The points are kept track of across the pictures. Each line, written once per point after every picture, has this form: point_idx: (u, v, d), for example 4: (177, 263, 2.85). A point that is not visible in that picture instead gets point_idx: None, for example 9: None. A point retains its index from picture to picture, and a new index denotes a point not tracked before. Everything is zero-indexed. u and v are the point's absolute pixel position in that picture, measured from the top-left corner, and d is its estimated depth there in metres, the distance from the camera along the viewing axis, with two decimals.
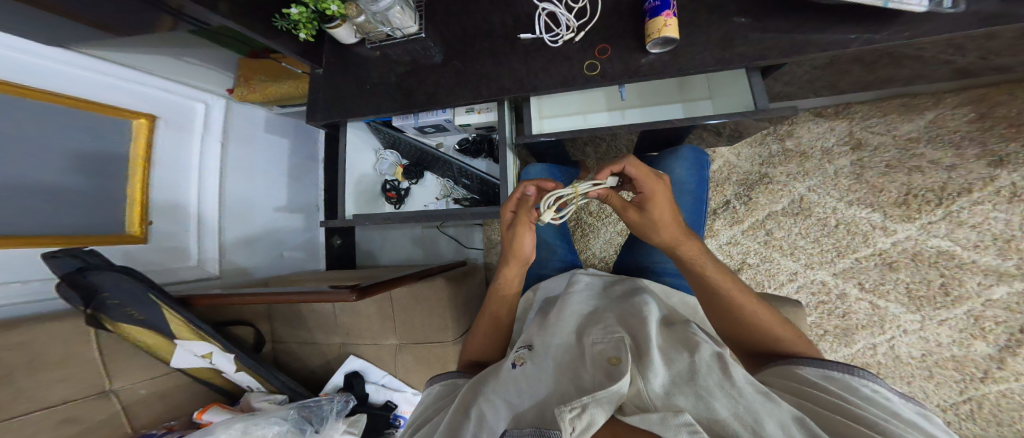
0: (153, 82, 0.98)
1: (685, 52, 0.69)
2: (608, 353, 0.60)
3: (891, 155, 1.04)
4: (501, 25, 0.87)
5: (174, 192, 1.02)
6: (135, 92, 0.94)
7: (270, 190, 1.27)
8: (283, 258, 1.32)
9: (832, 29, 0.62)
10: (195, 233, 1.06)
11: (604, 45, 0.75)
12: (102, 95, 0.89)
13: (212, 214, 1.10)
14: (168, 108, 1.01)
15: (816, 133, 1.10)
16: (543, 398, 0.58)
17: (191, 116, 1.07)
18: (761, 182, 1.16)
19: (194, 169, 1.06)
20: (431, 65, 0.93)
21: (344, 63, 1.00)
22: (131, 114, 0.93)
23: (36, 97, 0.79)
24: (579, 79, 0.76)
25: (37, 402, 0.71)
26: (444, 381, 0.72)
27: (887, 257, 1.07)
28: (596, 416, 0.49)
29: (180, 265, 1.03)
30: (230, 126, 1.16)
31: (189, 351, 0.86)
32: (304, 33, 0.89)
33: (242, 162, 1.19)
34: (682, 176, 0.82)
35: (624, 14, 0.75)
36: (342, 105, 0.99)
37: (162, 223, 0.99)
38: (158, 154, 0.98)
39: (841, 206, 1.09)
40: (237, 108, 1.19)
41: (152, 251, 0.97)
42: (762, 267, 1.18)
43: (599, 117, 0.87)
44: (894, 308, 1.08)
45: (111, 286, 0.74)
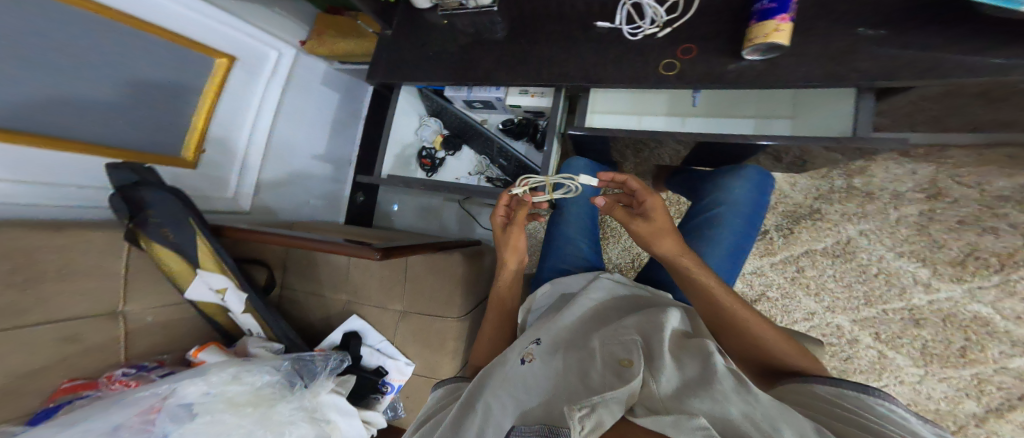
0: (242, 27, 0.96)
1: (786, 62, 0.64)
2: (618, 353, 0.59)
3: (968, 211, 0.98)
4: (572, 8, 0.83)
5: (229, 128, 1.01)
6: (225, 33, 0.92)
7: (312, 140, 1.25)
8: (308, 206, 1.31)
9: (994, 52, 0.55)
10: (238, 169, 1.05)
11: (688, 46, 0.71)
12: (195, 32, 0.87)
13: (258, 155, 1.09)
14: (248, 52, 1.00)
15: (892, 175, 1.03)
16: (552, 396, 0.56)
17: (265, 61, 1.06)
18: (811, 217, 1.09)
19: (252, 109, 1.05)
20: (493, 41, 0.90)
21: (413, 27, 0.98)
22: (216, 53, 0.92)
23: (139, 27, 0.78)
24: (652, 78, 0.72)
25: (54, 314, 0.71)
26: (447, 384, 0.70)
27: (916, 313, 1.03)
28: (604, 417, 0.46)
29: (218, 195, 1.02)
30: (293, 73, 1.14)
31: (206, 284, 0.85)
32: None
33: (295, 109, 1.17)
34: (738, 202, 0.79)
35: (719, 14, 0.70)
36: (402, 68, 0.98)
37: (214, 153, 0.99)
38: (228, 93, 0.98)
39: (889, 256, 1.04)
40: (304, 60, 1.17)
41: (199, 177, 0.97)
42: (781, 302, 1.13)
43: (654, 121, 0.85)
44: (902, 360, 1.05)
45: (157, 204, 0.75)
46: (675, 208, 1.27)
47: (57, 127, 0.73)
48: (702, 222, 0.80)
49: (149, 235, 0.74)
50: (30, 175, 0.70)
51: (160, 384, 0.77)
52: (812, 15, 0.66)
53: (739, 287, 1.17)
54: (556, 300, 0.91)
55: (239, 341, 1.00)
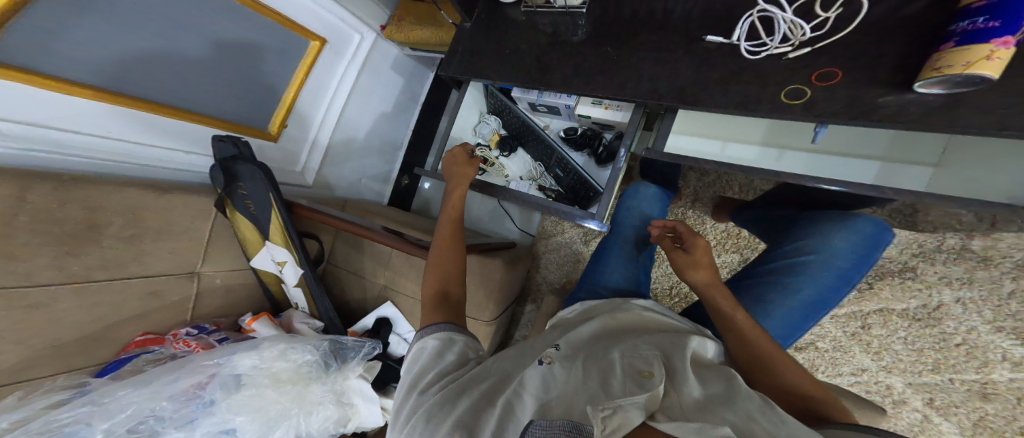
0: (337, 10, 0.96)
1: (999, 101, 0.45)
2: (636, 364, 0.53)
3: None
4: (682, 19, 0.74)
5: (308, 106, 1.01)
6: (322, 17, 0.93)
7: (375, 122, 1.23)
8: (361, 185, 1.29)
9: None
10: (309, 145, 1.05)
11: (830, 70, 0.56)
12: (298, 16, 0.87)
13: (328, 134, 1.08)
14: (337, 35, 0.99)
15: (1021, 242, 0.87)
16: (569, 391, 0.49)
17: (349, 45, 1.05)
18: (901, 274, 0.96)
19: (331, 89, 1.05)
20: (571, 43, 0.83)
21: (493, 21, 0.93)
22: (312, 36, 0.92)
23: (257, 10, 0.79)
24: (766, 105, 0.59)
25: (142, 269, 0.73)
26: (438, 334, 0.61)
27: (989, 388, 0.94)
28: (630, 415, 0.41)
29: (289, 169, 1.02)
30: (370, 58, 1.12)
31: (272, 255, 0.84)
32: None
33: (367, 91, 1.16)
34: (839, 251, 0.69)
35: (893, 32, 0.53)
36: (478, 63, 0.92)
37: (293, 129, 1.00)
38: (316, 74, 0.98)
39: (983, 329, 0.92)
40: (382, 45, 1.15)
41: (277, 151, 0.97)
42: (830, 354, 1.05)
43: (746, 148, 0.70)
44: (946, 427, 0.99)
45: (248, 179, 0.75)
46: (730, 241, 1.21)
47: (167, 94, 0.74)
48: (771, 271, 0.73)
49: (236, 203, 0.76)
50: (134, 134, 0.72)
51: (214, 355, 0.74)
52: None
53: None
54: (571, 315, 0.84)
55: (286, 312, 0.99)
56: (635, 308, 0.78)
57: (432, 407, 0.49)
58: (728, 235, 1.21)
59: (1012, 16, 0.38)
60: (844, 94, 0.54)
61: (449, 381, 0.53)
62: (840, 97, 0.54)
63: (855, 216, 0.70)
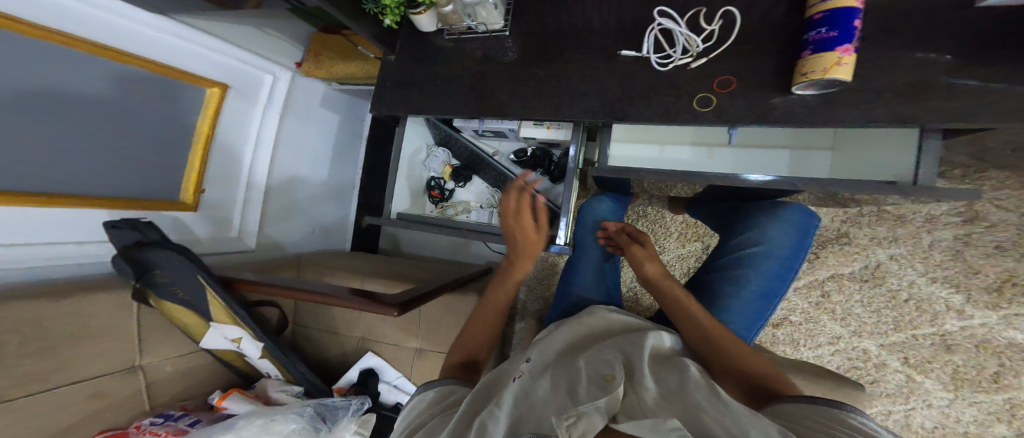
0: (233, 53, 0.88)
1: (872, 83, 0.50)
2: (599, 370, 0.53)
3: (1008, 234, 0.81)
4: (594, 29, 0.75)
5: (229, 165, 0.94)
6: (217, 61, 0.84)
7: (314, 167, 1.18)
8: (314, 235, 1.24)
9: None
10: (243, 205, 0.99)
11: (728, 76, 0.60)
12: (184, 64, 0.79)
13: (259, 189, 1.02)
14: (242, 79, 0.91)
15: None
16: (541, 405, 0.47)
17: (259, 88, 0.97)
18: (840, 241, 0.94)
19: (251, 140, 0.98)
20: (503, 64, 0.79)
21: (416, 50, 0.84)
22: (208, 82, 0.83)
23: (124, 60, 0.70)
24: (685, 114, 0.62)
25: (70, 375, 0.66)
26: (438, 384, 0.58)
27: (950, 339, 0.90)
28: (595, 417, 0.41)
29: (222, 236, 0.96)
30: (291, 101, 1.05)
31: (223, 333, 0.79)
32: (390, 20, 0.74)
33: (296, 138, 1.09)
34: (779, 241, 0.73)
35: (774, 34, 0.58)
36: (410, 97, 0.83)
37: (214, 192, 0.93)
38: (224, 126, 0.90)
39: (923, 281, 0.89)
40: (303, 83, 1.07)
41: (202, 219, 0.91)
42: (805, 327, 1.00)
43: (680, 152, 0.74)
44: (932, 384, 0.93)
45: (165, 264, 0.67)
46: (690, 231, 1.25)
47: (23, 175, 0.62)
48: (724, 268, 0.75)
49: (159, 293, 0.68)
50: None
51: None
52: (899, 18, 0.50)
53: None
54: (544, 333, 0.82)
55: (260, 382, 0.94)
56: (605, 317, 0.78)
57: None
58: (687, 226, 1.25)
59: (843, 26, 0.45)
60: (744, 97, 0.58)
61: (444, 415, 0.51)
62: (742, 100, 0.58)
63: (785, 206, 0.74)
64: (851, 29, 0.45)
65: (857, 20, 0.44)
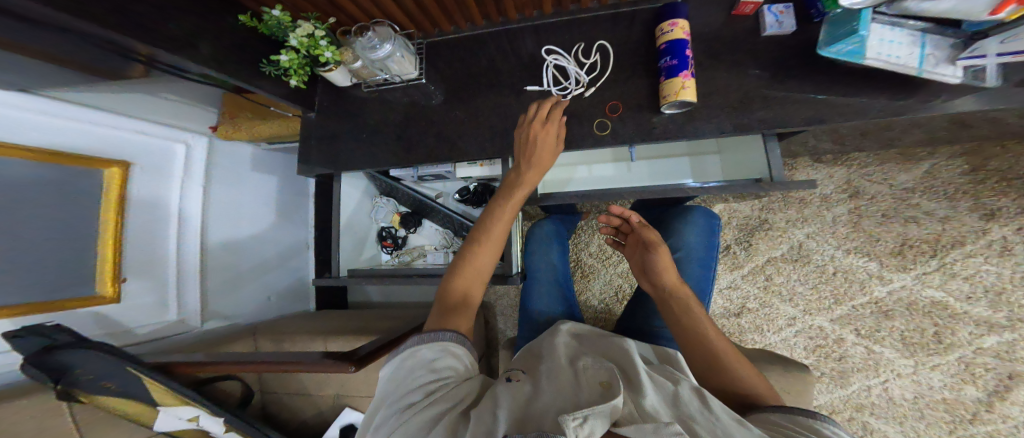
0: (123, 124, 0.76)
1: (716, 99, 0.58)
2: (592, 370, 0.47)
3: (887, 204, 0.88)
4: (493, 61, 0.77)
5: (149, 248, 0.81)
6: (102, 137, 0.73)
7: (260, 234, 1.04)
8: (273, 305, 1.09)
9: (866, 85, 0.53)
10: (176, 286, 0.86)
11: (615, 102, 0.66)
12: (61, 143, 0.68)
13: (193, 266, 0.88)
14: (145, 152, 0.80)
15: None
16: (534, 406, 0.41)
17: (170, 160, 0.85)
18: (762, 227, 0.98)
19: (171, 216, 0.85)
20: (431, 108, 0.78)
21: (338, 106, 0.83)
22: (102, 162, 0.71)
23: None
24: (587, 139, 0.67)
25: None
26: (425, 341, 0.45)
27: (883, 306, 0.90)
28: (600, 422, 0.38)
29: (158, 322, 0.84)
30: (214, 168, 0.93)
31: (177, 416, 0.74)
32: (296, 80, 0.71)
33: (228, 206, 0.96)
34: (693, 243, 0.79)
35: (641, 63, 0.66)
36: (336, 149, 0.82)
37: (137, 279, 0.79)
38: (133, 205, 0.77)
39: (839, 254, 0.92)
40: (223, 148, 0.96)
41: (127, 309, 0.78)
42: (761, 313, 0.98)
43: (604, 169, 0.80)
44: (889, 353, 0.89)
45: (82, 362, 0.63)
46: None
47: None
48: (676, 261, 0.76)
49: (85, 389, 0.65)
50: None
51: None
52: (730, 44, 0.59)
53: (717, 304, 1.01)
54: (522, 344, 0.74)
55: None
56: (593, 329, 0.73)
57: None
58: None
59: (679, 55, 0.55)
60: (631, 120, 0.64)
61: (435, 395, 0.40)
62: (629, 122, 0.64)
63: (690, 209, 0.82)
64: (686, 56, 0.55)
65: (688, 50, 0.56)
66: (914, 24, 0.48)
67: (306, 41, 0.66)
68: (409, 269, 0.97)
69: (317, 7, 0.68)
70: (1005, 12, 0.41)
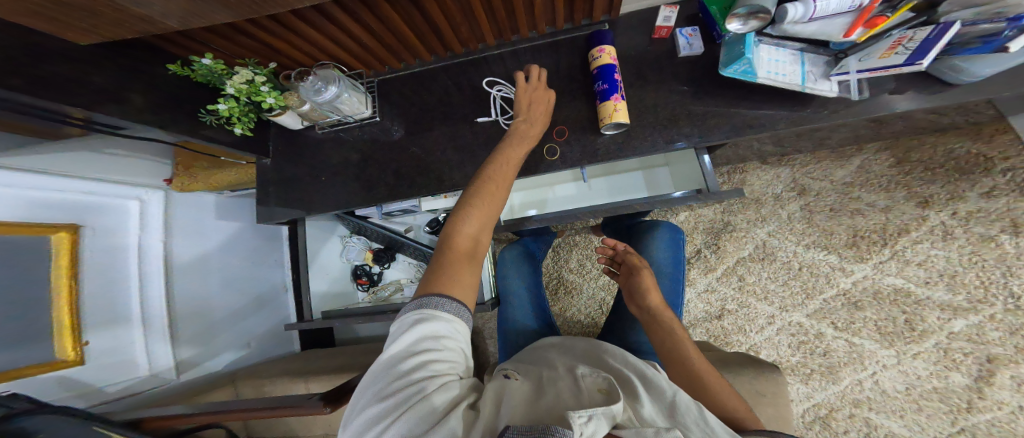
0: (73, 185, 0.74)
1: (639, 128, 0.64)
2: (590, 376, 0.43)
3: (833, 198, 0.93)
4: (443, 93, 0.80)
5: (111, 305, 0.78)
6: (52, 203, 0.70)
7: (229, 281, 1.03)
8: (247, 353, 1.07)
9: (768, 104, 0.59)
10: (143, 340, 0.83)
11: (561, 127, 0.68)
12: (10, 213, 0.65)
13: (160, 318, 0.86)
14: (98, 213, 0.78)
15: None
16: (533, 413, 0.37)
17: (125, 218, 0.83)
18: (726, 229, 1.01)
19: (133, 273, 0.83)
20: (393, 141, 0.81)
21: (296, 149, 0.85)
22: (50, 229, 0.69)
23: None
24: (538, 165, 0.68)
25: None
26: (427, 309, 0.40)
27: (852, 296, 0.91)
28: (604, 421, 0.34)
29: (132, 379, 0.81)
30: (173, 220, 0.92)
31: None
32: (240, 128, 0.74)
33: (193, 257, 0.95)
34: (660, 258, 0.81)
35: (577, 89, 0.69)
36: (300, 192, 0.84)
37: (102, 338, 0.76)
38: (87, 267, 0.75)
39: (800, 249, 0.95)
40: (181, 199, 0.95)
41: (94, 371, 0.75)
42: (740, 314, 0.98)
43: (566, 189, 0.81)
44: (869, 344, 0.89)
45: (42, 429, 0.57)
46: None
47: None
48: None
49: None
50: None
51: None
52: (647, 76, 0.66)
53: (698, 309, 1.01)
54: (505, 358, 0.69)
55: None
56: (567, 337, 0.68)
57: (411, 421, 0.32)
58: None
59: (608, 79, 0.60)
60: (576, 143, 0.67)
61: (441, 377, 0.37)
62: (575, 145, 0.67)
63: (656, 226, 0.84)
64: (615, 80, 0.60)
65: (617, 74, 0.61)
66: (793, 45, 0.56)
67: (245, 88, 0.68)
68: (383, 304, 0.96)
69: (256, 53, 0.69)
70: (856, 35, 0.51)
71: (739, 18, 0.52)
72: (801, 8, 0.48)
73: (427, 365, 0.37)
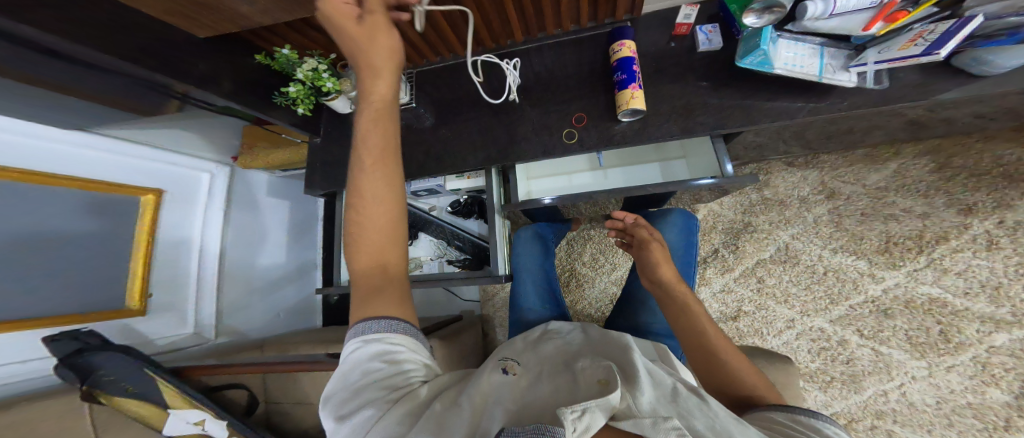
0: (161, 157, 0.84)
1: (654, 119, 0.64)
2: (590, 369, 0.40)
3: (864, 202, 0.89)
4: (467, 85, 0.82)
5: (175, 263, 0.86)
6: (141, 169, 0.80)
7: (269, 252, 1.12)
8: (278, 320, 1.15)
9: (787, 96, 0.58)
10: (195, 297, 0.91)
11: (580, 114, 0.70)
12: (114, 175, 0.76)
13: (212, 279, 0.94)
14: (175, 181, 0.87)
15: None
16: (519, 411, 0.34)
17: (196, 187, 0.92)
18: (746, 230, 0.99)
19: (195, 238, 0.91)
20: (422, 131, 0.82)
21: (334, 131, 0.91)
22: (141, 190, 0.79)
23: (45, 182, 0.66)
24: (558, 148, 0.70)
25: None
26: (367, 334, 0.39)
27: (880, 304, 0.87)
28: (599, 414, 0.32)
29: (177, 334, 0.87)
30: (234, 194, 1.02)
31: (184, 419, 0.70)
32: (304, 109, 0.78)
33: (244, 228, 1.05)
34: (671, 242, 0.79)
35: (595, 80, 0.71)
36: (335, 171, 0.90)
37: (163, 293, 0.84)
38: (164, 229, 0.84)
39: (827, 253, 0.91)
40: (241, 176, 1.05)
41: (152, 323, 0.82)
42: (758, 316, 0.96)
43: (582, 178, 0.82)
44: (897, 354, 0.86)
45: (109, 363, 0.63)
46: None
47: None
48: None
49: (106, 391, 0.62)
50: None
51: None
52: (663, 70, 0.66)
53: (714, 308, 1.00)
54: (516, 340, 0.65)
55: None
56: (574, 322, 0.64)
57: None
58: None
59: (626, 69, 0.61)
60: (594, 130, 0.68)
61: (403, 391, 0.36)
62: (593, 132, 0.68)
63: (668, 209, 0.82)
64: (632, 71, 0.61)
65: (636, 66, 0.62)
66: (814, 39, 0.55)
67: (311, 75, 0.73)
68: None
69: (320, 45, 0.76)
70: (875, 28, 0.49)
71: (756, 12, 0.51)
72: (821, 5, 0.47)
73: (378, 387, 0.36)
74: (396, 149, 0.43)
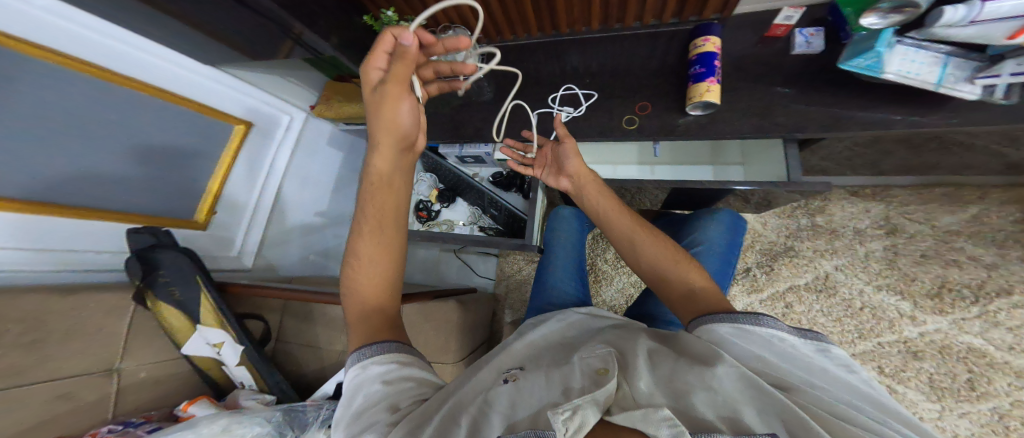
0: (258, 95, 0.90)
1: (724, 116, 0.62)
2: (591, 359, 0.38)
3: (927, 244, 0.85)
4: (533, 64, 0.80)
5: (244, 188, 0.89)
6: (235, 98, 0.84)
7: (317, 197, 1.14)
8: (307, 262, 1.16)
9: (876, 108, 0.56)
10: (248, 223, 0.91)
11: (645, 102, 0.68)
12: (213, 100, 0.80)
13: (265, 210, 0.96)
14: (264, 118, 0.92)
15: None
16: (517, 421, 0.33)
17: (276, 125, 0.96)
18: (785, 253, 0.95)
19: (264, 171, 0.93)
20: (481, 103, 0.82)
21: None
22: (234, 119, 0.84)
23: (149, 93, 0.68)
24: (616, 132, 0.68)
25: (56, 367, 0.55)
26: (367, 360, 0.39)
27: (912, 346, 0.83)
28: (592, 411, 0.30)
29: (223, 254, 0.88)
30: (303, 136, 1.05)
31: (206, 338, 0.70)
32: None
33: (303, 170, 1.07)
34: (712, 240, 0.76)
35: (667, 73, 0.69)
36: None
37: (226, 214, 0.86)
38: (244, 160, 0.87)
39: (869, 289, 0.87)
40: (312, 123, 1.09)
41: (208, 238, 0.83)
42: None
43: (628, 170, 0.80)
44: (913, 394, 0.81)
45: (170, 265, 0.67)
46: None
47: (88, 197, 0.64)
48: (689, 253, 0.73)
49: (157, 293, 0.65)
50: (47, 244, 0.60)
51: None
52: (745, 70, 0.64)
53: None
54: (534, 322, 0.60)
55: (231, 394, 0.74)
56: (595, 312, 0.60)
57: None
58: None
59: (706, 64, 0.59)
60: (657, 118, 0.67)
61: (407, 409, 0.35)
62: (657, 121, 0.67)
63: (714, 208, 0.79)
64: (713, 66, 0.59)
65: (716, 62, 0.59)
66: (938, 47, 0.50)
67: None
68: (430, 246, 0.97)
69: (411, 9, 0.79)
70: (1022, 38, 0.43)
71: (880, 12, 0.48)
72: (960, 11, 0.44)
73: (380, 409, 0.35)
74: (391, 215, 0.47)
